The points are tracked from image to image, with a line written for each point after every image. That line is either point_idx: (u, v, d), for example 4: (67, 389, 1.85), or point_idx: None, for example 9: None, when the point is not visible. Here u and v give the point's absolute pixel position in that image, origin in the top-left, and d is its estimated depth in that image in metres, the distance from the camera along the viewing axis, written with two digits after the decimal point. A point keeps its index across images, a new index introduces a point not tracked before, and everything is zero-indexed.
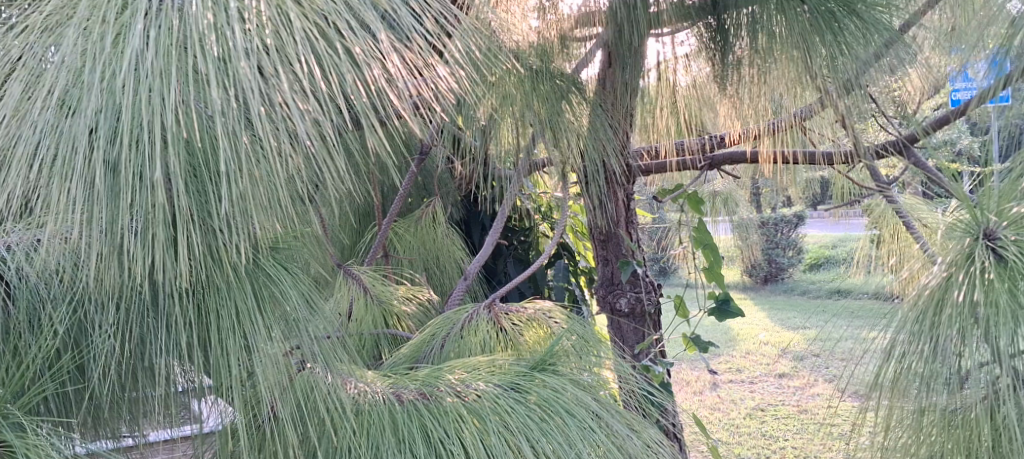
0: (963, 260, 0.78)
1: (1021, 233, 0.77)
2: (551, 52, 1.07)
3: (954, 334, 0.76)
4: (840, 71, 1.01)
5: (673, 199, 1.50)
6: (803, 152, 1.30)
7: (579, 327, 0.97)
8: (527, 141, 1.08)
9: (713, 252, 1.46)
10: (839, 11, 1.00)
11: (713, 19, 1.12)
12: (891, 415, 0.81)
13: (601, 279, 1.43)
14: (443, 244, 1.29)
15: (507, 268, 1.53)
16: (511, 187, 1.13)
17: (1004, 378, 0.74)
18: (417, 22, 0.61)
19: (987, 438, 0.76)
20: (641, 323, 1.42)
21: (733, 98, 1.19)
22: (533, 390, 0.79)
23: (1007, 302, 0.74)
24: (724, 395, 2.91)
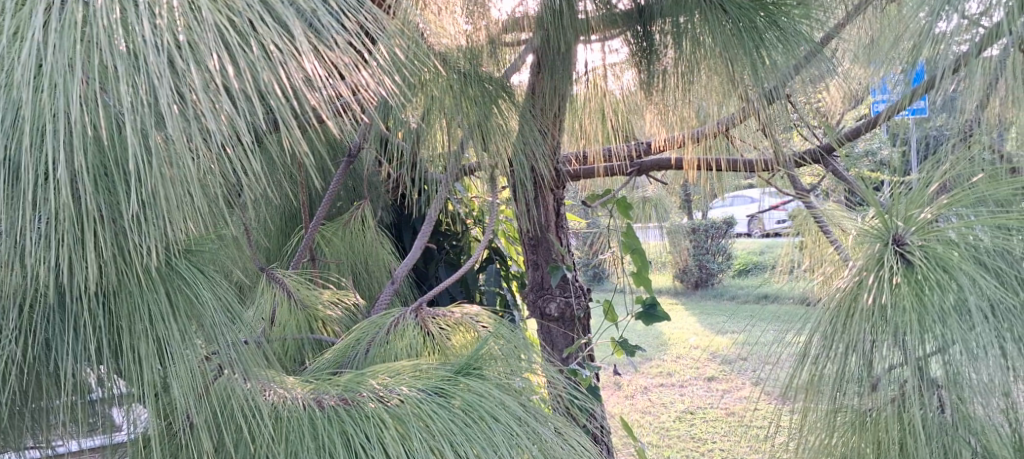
0: (874, 264, 0.81)
1: (926, 238, 0.81)
2: (479, 55, 1.07)
3: (865, 337, 0.79)
4: (763, 81, 1.02)
5: (602, 204, 1.51)
6: (728, 159, 1.33)
7: (506, 331, 0.97)
8: (454, 144, 1.08)
9: (641, 257, 1.47)
10: (760, 26, 1.02)
11: (640, 26, 1.14)
12: (807, 417, 0.83)
13: (532, 284, 1.43)
14: (372, 248, 1.28)
15: (438, 273, 1.53)
16: (439, 190, 1.12)
17: (911, 379, 0.76)
18: (336, 21, 0.61)
19: (896, 438, 0.79)
20: (571, 328, 1.42)
21: (661, 104, 1.20)
22: (457, 394, 0.78)
23: (915, 306, 0.77)
24: (654, 399, 2.94)
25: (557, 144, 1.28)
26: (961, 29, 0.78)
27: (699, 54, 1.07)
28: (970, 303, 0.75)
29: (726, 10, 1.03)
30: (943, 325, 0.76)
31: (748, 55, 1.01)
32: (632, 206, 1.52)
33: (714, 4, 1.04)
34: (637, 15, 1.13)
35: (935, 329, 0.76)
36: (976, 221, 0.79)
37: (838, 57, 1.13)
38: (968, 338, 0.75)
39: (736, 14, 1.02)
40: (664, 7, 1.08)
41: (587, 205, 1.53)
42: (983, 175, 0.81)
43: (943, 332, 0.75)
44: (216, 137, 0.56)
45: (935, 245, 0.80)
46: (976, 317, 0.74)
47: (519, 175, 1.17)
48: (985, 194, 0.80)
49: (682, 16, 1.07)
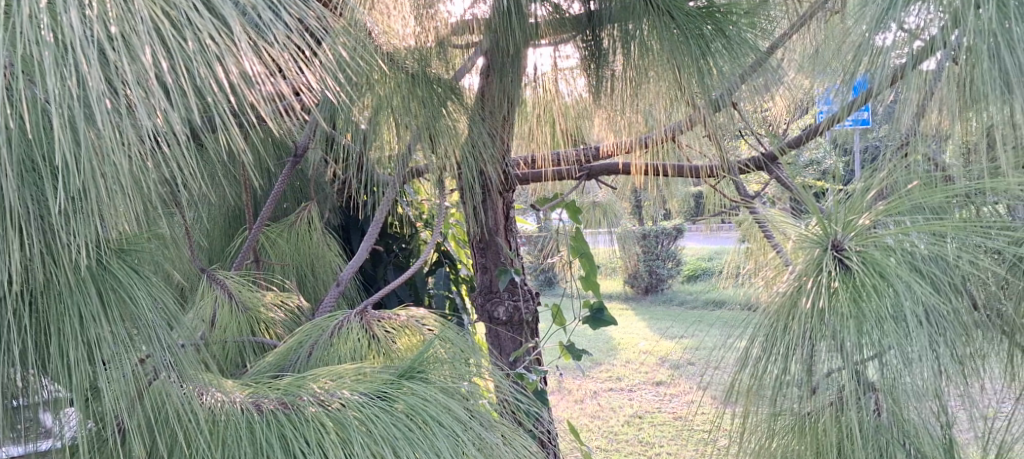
0: (813, 268, 0.83)
1: (863, 244, 0.83)
2: (429, 57, 1.06)
3: (804, 342, 0.80)
4: (710, 89, 1.03)
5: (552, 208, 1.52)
6: (675, 165, 1.34)
7: (452, 335, 0.96)
8: (402, 146, 1.07)
9: (590, 262, 1.47)
10: (708, 34, 1.03)
11: (590, 30, 1.13)
12: (747, 419, 0.84)
13: (480, 287, 1.42)
14: (319, 250, 1.26)
15: (387, 275, 1.50)
16: (387, 192, 1.11)
17: (848, 383, 0.77)
18: (276, 17, 0.60)
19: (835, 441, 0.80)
20: (519, 332, 1.42)
21: (609, 109, 1.21)
22: (399, 398, 0.78)
23: (851, 311, 0.78)
24: (603, 403, 2.96)
25: (507, 148, 1.28)
26: (899, 42, 0.80)
27: (647, 59, 1.07)
28: (906, 309, 0.76)
29: (673, 16, 1.04)
30: (879, 331, 0.77)
31: (694, 63, 1.02)
32: (581, 211, 1.52)
33: (661, 10, 1.04)
34: (586, 21, 1.13)
35: (872, 335, 0.77)
36: (912, 227, 0.82)
37: (783, 68, 1.14)
38: (904, 344, 0.77)
39: (683, 21, 1.03)
40: (613, 13, 1.09)
41: (536, 209, 1.53)
42: (917, 183, 0.84)
43: (880, 337, 0.77)
44: (151, 133, 0.55)
45: (872, 251, 0.81)
46: (911, 322, 0.76)
47: (469, 178, 1.16)
48: (920, 202, 0.83)
49: (630, 23, 1.07)
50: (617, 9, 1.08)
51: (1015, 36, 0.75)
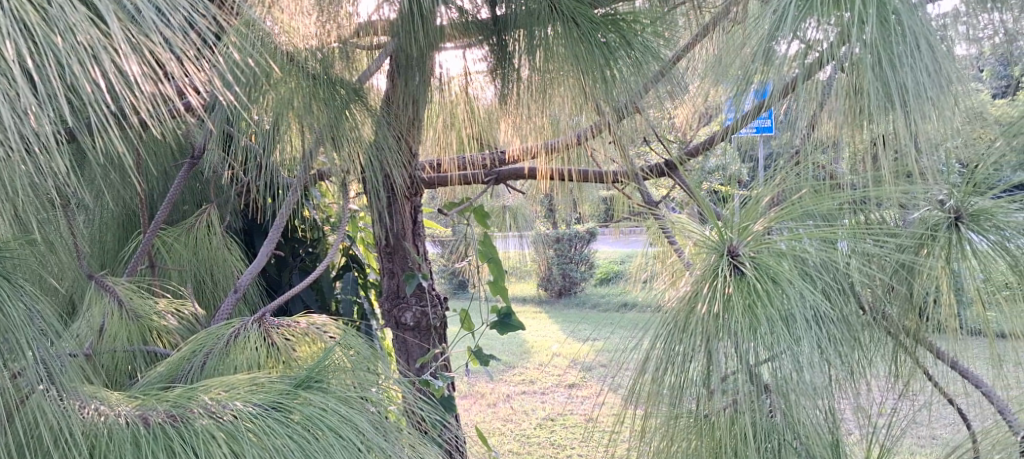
0: (710, 274, 0.86)
1: (757, 250, 0.86)
2: (332, 58, 1.05)
3: (702, 346, 0.84)
4: (615, 98, 1.04)
5: (460, 212, 1.50)
6: (580, 170, 1.35)
7: (354, 341, 0.94)
8: (304, 149, 1.06)
9: (498, 266, 1.47)
10: (612, 43, 1.04)
11: (496, 36, 1.13)
12: (646, 419, 0.87)
13: (387, 292, 1.40)
14: (218, 254, 1.22)
15: (292, 280, 1.46)
16: (288, 196, 1.09)
17: (747, 387, 0.81)
18: (157, 16, 0.58)
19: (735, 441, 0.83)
20: (426, 338, 1.39)
21: (516, 114, 1.21)
22: (296, 409, 0.76)
23: (744, 316, 0.82)
24: (516, 406, 2.95)
25: (415, 152, 1.27)
26: (794, 52, 0.82)
27: (551, 65, 1.08)
28: (797, 314, 0.81)
29: (578, 24, 1.04)
30: (772, 334, 0.81)
31: (597, 67, 1.03)
32: (490, 215, 1.52)
33: (566, 17, 1.05)
34: (493, 25, 1.12)
35: (767, 340, 0.81)
36: (804, 234, 0.86)
37: (686, 76, 1.16)
38: (795, 348, 0.81)
39: (587, 28, 1.04)
40: (518, 17, 1.08)
41: (442, 213, 1.51)
42: (808, 190, 0.88)
43: (773, 342, 0.81)
44: (22, 136, 0.53)
45: (765, 256, 0.85)
46: (801, 328, 0.81)
47: (374, 182, 1.15)
48: (811, 209, 0.87)
49: (536, 28, 1.08)
50: (522, 14, 1.08)
51: (899, 56, 0.80)
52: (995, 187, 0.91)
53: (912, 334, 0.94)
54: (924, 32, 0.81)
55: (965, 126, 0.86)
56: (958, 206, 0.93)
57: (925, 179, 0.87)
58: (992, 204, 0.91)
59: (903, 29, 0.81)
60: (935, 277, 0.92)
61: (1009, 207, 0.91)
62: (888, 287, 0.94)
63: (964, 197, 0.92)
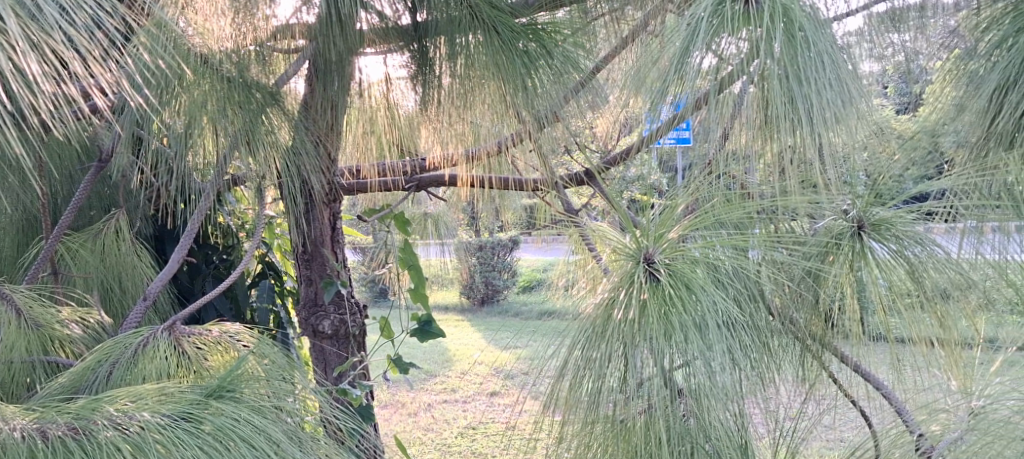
0: (626, 280, 0.89)
1: (672, 257, 0.89)
2: (248, 62, 1.03)
3: (619, 352, 0.86)
4: (536, 107, 1.05)
5: (379, 219, 1.48)
6: (500, 177, 1.34)
7: (268, 350, 0.93)
8: (219, 154, 1.04)
9: (418, 274, 1.45)
10: (531, 51, 1.05)
11: (416, 43, 1.12)
12: (564, 424, 0.88)
13: (305, 300, 1.37)
14: (127, 261, 1.18)
15: (205, 287, 1.43)
16: (200, 202, 1.06)
17: (664, 392, 0.85)
18: (57, 12, 0.57)
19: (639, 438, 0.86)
20: (345, 346, 1.38)
21: (436, 120, 1.20)
22: (207, 419, 0.75)
23: (659, 324, 0.85)
24: (437, 415, 2.93)
25: (334, 158, 1.25)
26: (711, 65, 0.85)
27: (473, 74, 1.08)
28: (709, 322, 0.84)
29: (498, 33, 1.04)
30: (686, 342, 0.84)
31: (517, 75, 1.04)
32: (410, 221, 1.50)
33: (487, 24, 1.05)
34: (413, 32, 1.11)
35: (681, 346, 0.84)
36: (717, 242, 0.89)
37: (607, 86, 1.17)
38: (707, 354, 0.84)
39: (508, 37, 1.04)
40: (439, 25, 1.08)
41: (362, 219, 1.49)
42: (720, 199, 0.91)
43: (687, 348, 0.84)
44: None
45: (679, 263, 0.88)
46: (713, 334, 0.85)
47: (291, 188, 1.13)
48: (723, 217, 0.90)
49: (457, 36, 1.07)
50: (443, 20, 1.07)
51: (806, 71, 0.84)
52: (897, 197, 0.95)
53: (817, 338, 0.99)
54: (828, 51, 0.85)
55: (868, 139, 0.89)
56: (860, 216, 0.96)
57: (829, 190, 0.91)
58: (892, 214, 0.95)
59: (808, 44, 0.84)
60: (839, 284, 0.95)
61: (908, 217, 0.94)
62: (795, 294, 0.98)
63: (865, 207, 0.96)
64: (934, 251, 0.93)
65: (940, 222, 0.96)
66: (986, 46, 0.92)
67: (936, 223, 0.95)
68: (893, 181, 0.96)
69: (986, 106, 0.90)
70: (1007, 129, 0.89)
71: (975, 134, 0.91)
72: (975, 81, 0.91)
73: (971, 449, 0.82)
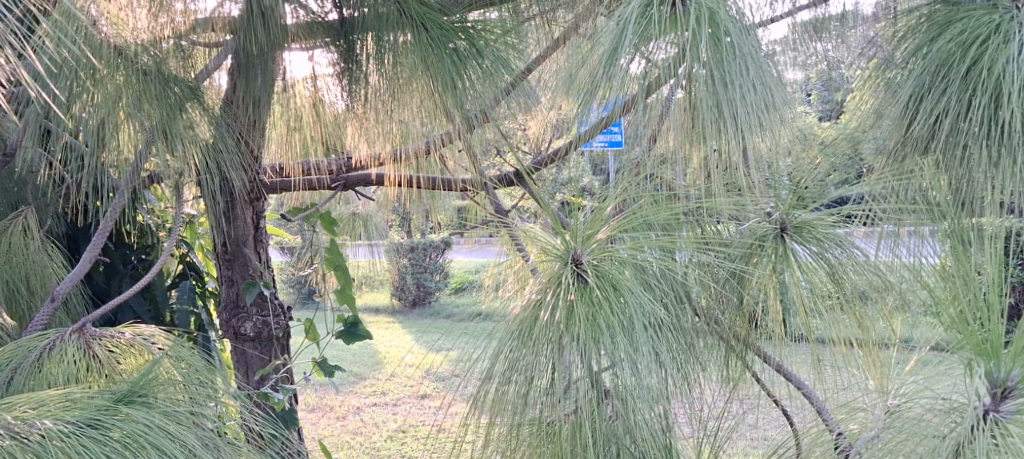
0: (553, 281, 0.88)
1: (600, 259, 0.89)
2: (166, 55, 1.00)
3: (547, 354, 0.85)
4: (466, 107, 1.04)
5: (304, 219, 1.44)
6: (428, 177, 1.31)
7: (183, 353, 0.90)
8: (135, 150, 1.00)
9: (345, 276, 1.42)
10: (461, 50, 1.04)
11: (343, 38, 1.08)
12: (492, 427, 0.88)
13: (226, 301, 1.33)
14: (36, 262, 1.14)
15: (122, 288, 1.38)
16: (113, 200, 1.02)
17: (591, 393, 0.84)
18: None
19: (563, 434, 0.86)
20: (268, 349, 1.34)
21: (362, 118, 1.18)
22: (115, 426, 0.72)
23: (586, 326, 0.84)
24: (366, 418, 2.89)
25: (258, 155, 1.22)
26: (642, 67, 0.86)
27: (401, 72, 1.06)
28: (636, 323, 0.84)
29: (427, 29, 1.04)
30: (614, 345, 0.84)
31: (446, 75, 1.03)
32: (337, 221, 1.47)
33: (416, 21, 1.04)
34: (340, 27, 1.08)
35: (609, 349, 0.84)
36: (644, 244, 0.90)
37: (538, 87, 1.16)
38: (635, 357, 0.84)
39: (437, 34, 1.03)
40: (367, 22, 1.06)
41: (285, 219, 1.44)
42: (647, 200, 0.91)
43: (615, 351, 0.84)
44: None
45: (607, 265, 0.88)
46: (639, 336, 0.85)
47: (212, 186, 1.10)
48: (650, 219, 0.91)
49: (385, 32, 1.05)
50: (371, 17, 1.05)
51: (730, 76, 0.84)
52: (818, 200, 0.97)
53: (742, 339, 1.00)
54: (752, 55, 0.86)
55: (792, 143, 0.90)
56: (783, 218, 0.98)
57: (754, 192, 0.91)
58: (813, 216, 0.97)
59: (734, 49, 0.85)
60: (763, 285, 0.98)
61: (826, 220, 0.96)
62: (720, 296, 0.99)
63: (787, 209, 0.98)
64: (854, 253, 0.95)
65: (859, 226, 0.96)
66: (903, 52, 0.94)
67: (856, 227, 0.96)
68: (816, 184, 0.98)
69: (902, 113, 0.91)
70: (924, 134, 0.90)
71: (891, 140, 0.93)
72: (892, 89, 0.93)
73: (886, 447, 0.82)
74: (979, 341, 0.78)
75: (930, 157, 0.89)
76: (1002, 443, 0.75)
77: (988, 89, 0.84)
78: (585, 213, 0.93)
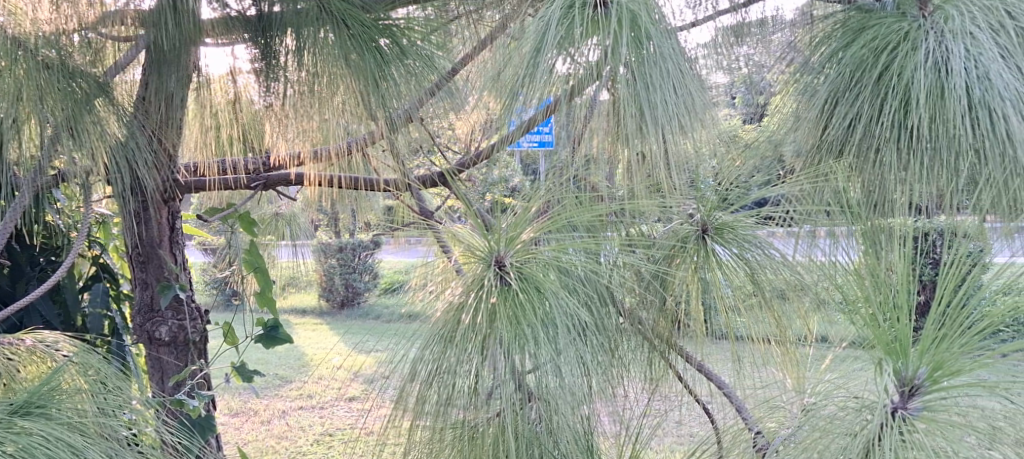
0: (475, 284, 0.87)
1: (522, 260, 0.88)
2: (71, 48, 0.96)
3: (469, 357, 0.84)
4: (389, 107, 1.02)
5: (221, 219, 1.40)
6: (349, 176, 1.28)
7: (88, 359, 0.87)
8: (38, 146, 0.96)
9: (266, 278, 1.39)
10: (384, 49, 1.02)
11: (260, 34, 1.04)
12: (413, 430, 0.86)
13: (140, 305, 1.29)
14: None
15: (29, 290, 1.33)
16: (14, 202, 0.98)
17: (513, 396, 0.84)
18: None
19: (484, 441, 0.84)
20: (184, 353, 1.30)
21: (281, 117, 1.15)
22: (9, 439, 0.74)
23: (508, 328, 0.83)
24: (292, 422, 2.83)
25: (173, 153, 1.18)
26: (570, 70, 0.85)
27: (320, 70, 1.03)
28: (557, 324, 0.84)
29: (347, 25, 1.02)
30: (537, 347, 0.83)
31: (367, 74, 1.01)
32: (256, 221, 1.43)
33: (336, 17, 1.01)
34: (257, 22, 1.04)
35: (531, 351, 0.83)
36: (567, 245, 0.89)
37: (465, 88, 1.15)
38: (557, 359, 0.84)
39: (358, 32, 1.01)
40: (285, 18, 1.02)
41: (202, 219, 1.40)
42: (571, 201, 0.91)
43: (537, 355, 0.83)
44: None
45: (531, 267, 0.87)
46: (561, 339, 0.84)
47: (122, 185, 1.06)
48: (573, 220, 0.90)
49: (305, 29, 1.02)
50: (289, 13, 1.02)
51: (651, 77, 0.84)
52: (740, 202, 0.98)
53: (664, 339, 1.01)
54: (674, 58, 0.87)
55: (714, 146, 0.91)
56: (704, 220, 0.99)
57: (676, 195, 0.92)
58: (732, 217, 0.98)
59: (657, 52, 0.85)
60: (685, 286, 0.98)
61: (746, 221, 0.98)
62: (642, 297, 0.99)
63: (708, 211, 0.98)
64: (771, 253, 0.97)
65: (777, 226, 0.98)
66: (819, 56, 0.96)
67: (774, 228, 0.98)
68: (738, 185, 0.99)
69: (818, 116, 0.93)
70: (838, 137, 0.92)
71: (808, 142, 0.94)
72: (810, 92, 0.94)
73: (801, 445, 0.82)
74: (888, 340, 0.80)
75: (843, 161, 0.91)
76: (909, 438, 0.76)
77: (897, 95, 0.86)
78: (508, 215, 0.92)
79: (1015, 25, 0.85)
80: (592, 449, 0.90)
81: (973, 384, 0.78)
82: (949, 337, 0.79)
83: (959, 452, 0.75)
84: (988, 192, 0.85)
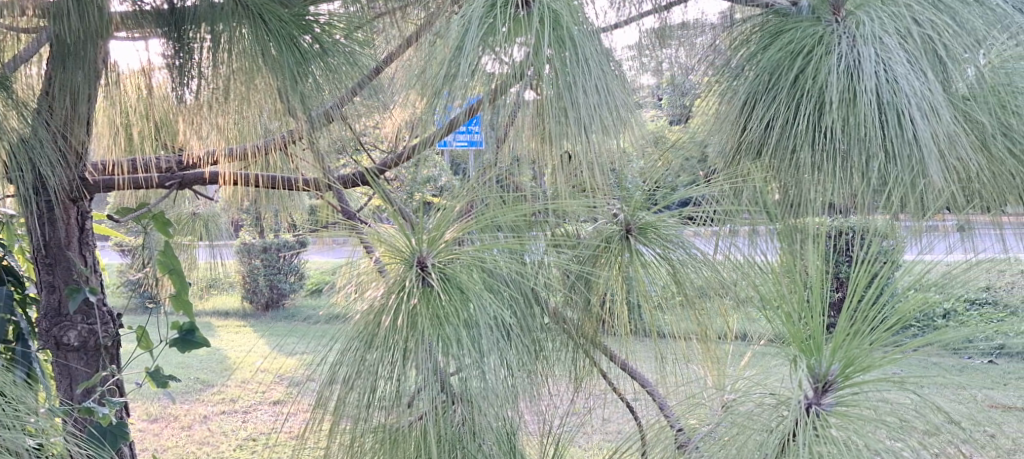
0: (397, 286, 0.86)
1: (445, 261, 0.87)
2: None
3: (389, 360, 0.83)
4: (309, 105, 1.00)
5: (134, 219, 1.35)
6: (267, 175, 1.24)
7: None
8: None
9: (182, 280, 1.35)
10: (304, 45, 1.00)
11: (172, 27, 1.00)
12: (332, 434, 0.84)
13: (46, 309, 1.24)
14: None
15: None
16: None
17: (434, 398, 0.82)
18: None
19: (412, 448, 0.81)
20: (93, 359, 1.25)
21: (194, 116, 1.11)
22: None
23: (430, 330, 0.82)
24: (214, 428, 2.75)
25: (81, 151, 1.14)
26: (498, 70, 0.85)
27: (236, 66, 1.00)
28: (479, 324, 0.83)
29: (264, 21, 0.99)
30: (458, 348, 0.82)
31: (285, 71, 0.98)
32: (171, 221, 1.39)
33: (253, 13, 0.98)
34: (169, 14, 0.99)
35: (452, 352, 0.82)
36: (493, 246, 0.88)
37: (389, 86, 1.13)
38: (479, 361, 0.83)
39: (276, 29, 0.98)
40: (199, 11, 0.98)
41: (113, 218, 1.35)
42: (494, 201, 0.90)
43: (459, 356, 0.82)
44: None
45: (455, 267, 0.87)
46: (483, 340, 0.84)
47: (24, 184, 1.01)
48: (496, 220, 0.89)
49: (220, 24, 0.98)
50: (203, 6, 0.98)
51: (574, 78, 0.84)
52: (666, 200, 1.01)
53: (588, 338, 1.01)
54: (597, 58, 0.86)
55: (637, 146, 0.91)
56: (628, 219, 1.00)
57: (599, 195, 0.92)
58: (655, 218, 1.00)
59: (580, 53, 0.85)
60: (609, 286, 0.98)
61: (669, 221, 1.00)
62: (566, 297, 0.99)
63: (632, 211, 1.00)
64: (692, 252, 0.98)
65: (698, 226, 1.00)
66: (739, 59, 0.97)
67: (697, 227, 0.99)
68: (665, 186, 1.02)
69: (738, 118, 0.93)
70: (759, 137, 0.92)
71: (729, 143, 0.94)
72: (730, 93, 0.95)
73: (721, 440, 0.82)
74: (803, 338, 0.81)
75: (761, 161, 0.92)
76: (823, 433, 0.78)
77: (811, 98, 0.88)
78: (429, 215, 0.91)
79: (920, 31, 0.87)
80: (516, 451, 0.89)
81: (883, 379, 0.79)
82: (861, 333, 0.81)
83: (873, 445, 0.76)
84: (896, 193, 0.86)
